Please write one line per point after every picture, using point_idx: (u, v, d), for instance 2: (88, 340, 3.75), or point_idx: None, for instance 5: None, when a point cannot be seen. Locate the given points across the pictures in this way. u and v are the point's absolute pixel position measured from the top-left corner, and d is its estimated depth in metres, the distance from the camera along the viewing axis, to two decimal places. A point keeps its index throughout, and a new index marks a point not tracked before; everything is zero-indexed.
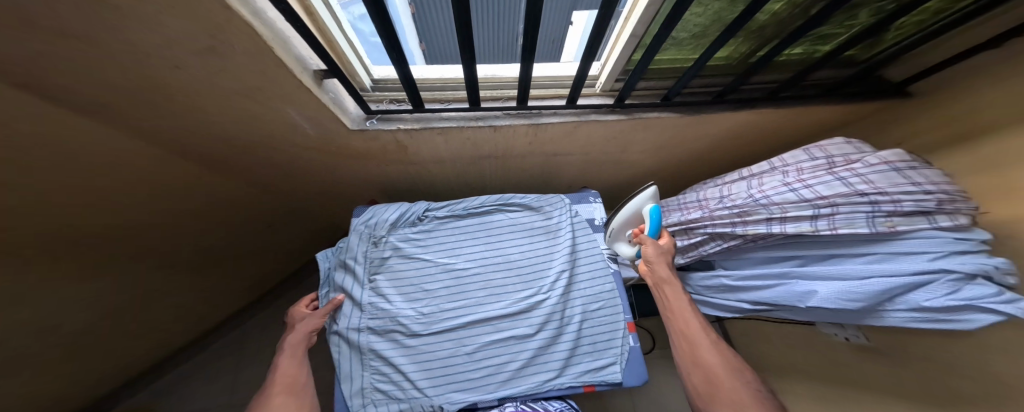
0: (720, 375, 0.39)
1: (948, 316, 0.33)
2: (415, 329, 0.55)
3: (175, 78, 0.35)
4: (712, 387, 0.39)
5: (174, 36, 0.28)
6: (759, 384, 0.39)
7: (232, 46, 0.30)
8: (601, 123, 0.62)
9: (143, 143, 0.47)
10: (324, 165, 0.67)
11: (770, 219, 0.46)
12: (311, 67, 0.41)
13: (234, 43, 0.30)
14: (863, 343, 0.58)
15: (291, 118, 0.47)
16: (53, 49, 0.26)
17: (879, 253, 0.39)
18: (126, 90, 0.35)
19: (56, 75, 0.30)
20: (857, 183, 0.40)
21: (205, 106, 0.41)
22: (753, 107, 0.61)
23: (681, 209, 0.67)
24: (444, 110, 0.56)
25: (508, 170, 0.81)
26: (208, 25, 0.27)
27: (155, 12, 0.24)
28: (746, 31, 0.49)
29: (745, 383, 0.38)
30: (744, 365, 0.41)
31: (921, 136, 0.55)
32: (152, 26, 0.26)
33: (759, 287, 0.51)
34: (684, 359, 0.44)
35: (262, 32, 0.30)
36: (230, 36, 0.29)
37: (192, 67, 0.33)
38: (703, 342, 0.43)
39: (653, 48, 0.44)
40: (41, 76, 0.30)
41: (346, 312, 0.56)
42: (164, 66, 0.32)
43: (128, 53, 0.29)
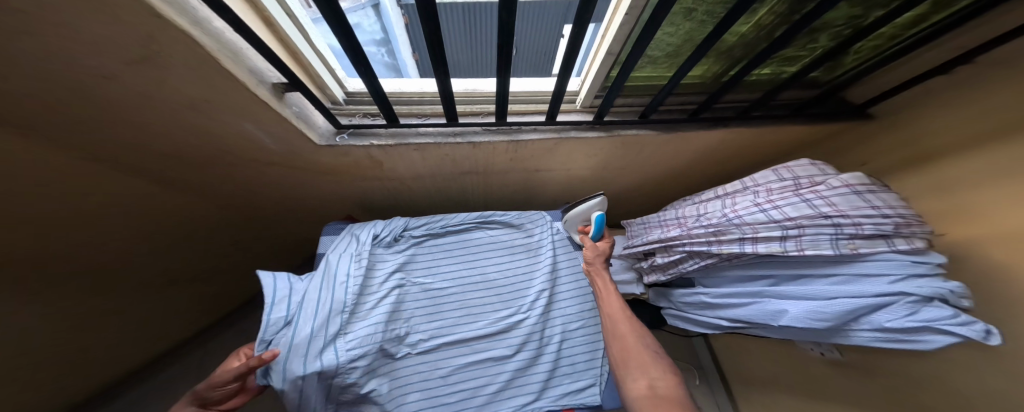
0: (631, 343, 0.45)
1: (908, 337, 0.34)
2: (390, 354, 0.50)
3: (111, 90, 0.32)
4: (625, 353, 0.44)
5: (103, 47, 0.26)
6: (656, 346, 0.45)
7: (172, 57, 0.28)
8: (581, 140, 0.62)
9: (82, 157, 0.43)
10: (293, 181, 0.63)
11: (742, 239, 0.47)
12: (269, 80, 0.39)
13: (172, 52, 0.27)
14: (836, 358, 0.58)
15: (252, 131, 0.44)
16: None
17: (843, 274, 0.40)
18: (51, 101, 0.31)
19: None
20: (821, 206, 0.41)
21: (151, 118, 0.38)
22: (725, 126, 0.62)
23: (661, 227, 0.67)
24: (420, 125, 0.55)
25: (490, 186, 0.80)
26: (138, 33, 0.24)
27: (75, 23, 0.22)
28: (716, 51, 0.50)
29: (649, 351, 0.44)
30: (649, 340, 0.47)
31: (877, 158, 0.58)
32: (74, 37, 0.24)
33: (735, 305, 0.52)
34: (608, 335, 0.48)
35: (205, 43, 0.28)
36: (168, 46, 0.26)
37: (130, 78, 0.30)
38: (620, 318, 0.49)
39: (627, 67, 0.45)
40: None
41: (311, 346, 0.44)
42: (97, 79, 0.30)
43: (52, 65, 0.27)
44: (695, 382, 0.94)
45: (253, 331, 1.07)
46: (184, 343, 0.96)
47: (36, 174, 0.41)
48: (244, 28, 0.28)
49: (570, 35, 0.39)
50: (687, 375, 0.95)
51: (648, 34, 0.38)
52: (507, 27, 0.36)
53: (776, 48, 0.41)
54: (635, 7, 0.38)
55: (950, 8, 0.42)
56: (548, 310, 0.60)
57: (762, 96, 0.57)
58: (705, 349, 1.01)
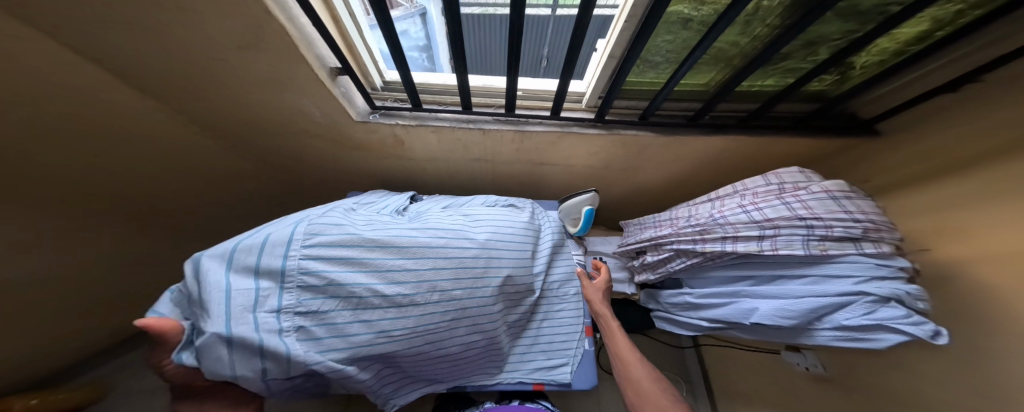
0: (649, 390, 0.44)
1: (864, 336, 0.35)
2: (366, 324, 0.43)
3: (219, 65, 0.42)
4: (644, 402, 0.44)
5: (224, 33, 0.35)
6: (672, 388, 0.45)
7: (267, 44, 0.38)
8: (582, 136, 0.67)
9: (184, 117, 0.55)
10: (329, 154, 0.74)
11: (724, 238, 0.48)
12: (328, 65, 0.48)
13: (268, 38, 0.37)
14: (821, 373, 0.60)
15: (306, 105, 0.53)
16: (128, 29, 0.33)
17: (813, 275, 0.41)
18: (177, 69, 0.42)
19: (125, 49, 0.37)
20: (798, 208, 0.41)
21: (237, 90, 0.48)
22: (723, 133, 0.63)
23: (656, 227, 0.69)
24: (439, 111, 0.63)
25: (498, 175, 0.87)
26: (250, 23, 0.34)
27: (216, 12, 0.32)
28: (715, 59, 0.53)
29: (667, 395, 0.44)
30: (664, 380, 0.47)
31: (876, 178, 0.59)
32: (211, 23, 0.33)
33: (715, 305, 0.53)
34: (622, 379, 0.48)
35: (292, 34, 0.37)
36: (268, 33, 0.36)
37: (235, 58, 0.40)
38: (632, 360, 0.49)
39: (624, 70, 0.51)
40: (113, 49, 0.37)
41: (247, 300, 0.36)
42: (214, 57, 0.40)
43: (188, 42, 0.37)
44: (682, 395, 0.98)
45: None
46: None
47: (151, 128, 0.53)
48: (319, 21, 0.37)
49: (572, 39, 0.44)
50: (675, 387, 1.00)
51: (646, 32, 0.43)
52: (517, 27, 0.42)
53: (762, 60, 0.44)
54: (634, 15, 0.43)
55: (956, 24, 0.41)
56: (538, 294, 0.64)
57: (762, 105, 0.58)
58: (694, 361, 1.04)
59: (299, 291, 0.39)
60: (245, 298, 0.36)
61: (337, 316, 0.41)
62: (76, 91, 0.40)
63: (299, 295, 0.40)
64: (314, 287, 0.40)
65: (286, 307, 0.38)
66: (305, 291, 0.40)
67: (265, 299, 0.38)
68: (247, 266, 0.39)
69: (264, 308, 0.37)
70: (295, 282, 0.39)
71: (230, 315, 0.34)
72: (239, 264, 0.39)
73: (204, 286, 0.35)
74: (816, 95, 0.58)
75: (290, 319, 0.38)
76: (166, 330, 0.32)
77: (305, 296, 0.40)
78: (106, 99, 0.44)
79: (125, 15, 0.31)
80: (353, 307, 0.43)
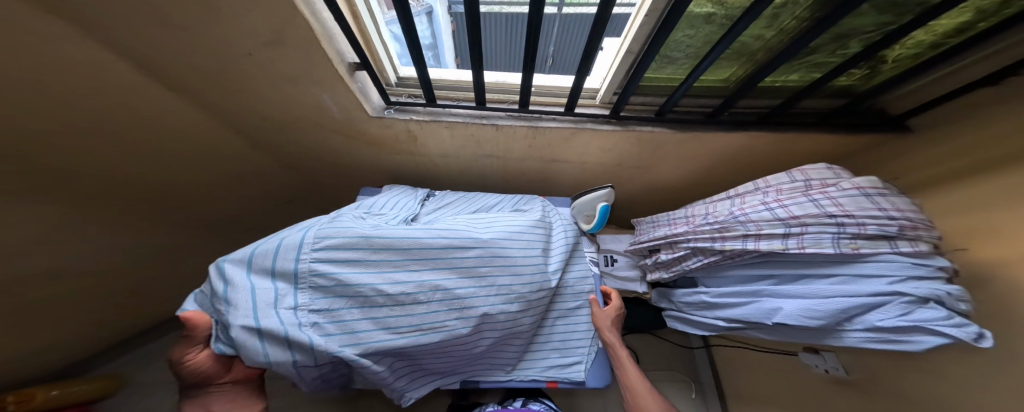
0: None
1: (899, 337, 0.34)
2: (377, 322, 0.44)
3: (243, 63, 0.42)
4: None
5: (251, 30, 0.36)
6: None
7: (291, 39, 0.38)
8: (596, 132, 0.66)
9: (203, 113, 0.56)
10: (344, 151, 0.74)
11: (745, 236, 0.47)
12: (347, 60, 0.48)
13: (291, 33, 0.37)
14: (841, 376, 0.59)
15: (324, 101, 0.53)
16: (158, 27, 0.34)
17: (843, 275, 0.39)
18: (204, 67, 0.43)
19: (156, 47, 0.38)
20: (827, 205, 0.40)
21: (258, 87, 0.49)
22: (744, 129, 0.61)
23: (670, 225, 0.67)
24: (453, 106, 0.62)
25: (508, 172, 0.86)
26: (277, 18, 0.34)
27: (244, 8, 0.32)
28: (737, 54, 0.51)
29: None
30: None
31: (902, 177, 0.57)
32: (238, 20, 0.34)
33: (734, 304, 0.52)
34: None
35: (315, 28, 0.37)
36: (291, 28, 0.36)
37: (259, 54, 0.41)
38: (644, 396, 0.47)
39: (643, 65, 0.49)
40: (143, 46, 0.37)
41: (268, 298, 0.39)
42: (239, 54, 0.40)
43: (214, 40, 0.37)
44: (691, 395, 0.98)
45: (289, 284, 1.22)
46: None
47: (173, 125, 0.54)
48: (341, 16, 0.37)
49: (591, 34, 0.43)
50: (684, 387, 1.00)
51: (666, 28, 0.41)
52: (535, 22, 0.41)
53: (789, 55, 0.42)
54: (654, 9, 0.41)
55: (999, 16, 0.38)
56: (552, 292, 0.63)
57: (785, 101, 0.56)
58: (705, 362, 1.03)
59: (311, 290, 0.42)
60: (267, 295, 0.39)
61: (348, 314, 0.43)
62: (106, 89, 0.41)
63: (312, 294, 0.42)
64: (326, 287, 0.42)
65: (302, 303, 0.41)
66: (317, 289, 0.42)
67: (283, 297, 0.40)
68: (264, 269, 0.42)
69: (282, 305, 0.40)
70: (306, 281, 0.42)
71: (255, 310, 0.38)
72: (258, 267, 0.42)
73: (231, 286, 0.39)
74: (841, 90, 0.56)
75: (304, 315, 0.40)
76: (198, 324, 0.37)
77: (318, 294, 0.42)
78: (133, 96, 0.44)
79: (157, 13, 0.32)
80: (362, 304, 0.44)
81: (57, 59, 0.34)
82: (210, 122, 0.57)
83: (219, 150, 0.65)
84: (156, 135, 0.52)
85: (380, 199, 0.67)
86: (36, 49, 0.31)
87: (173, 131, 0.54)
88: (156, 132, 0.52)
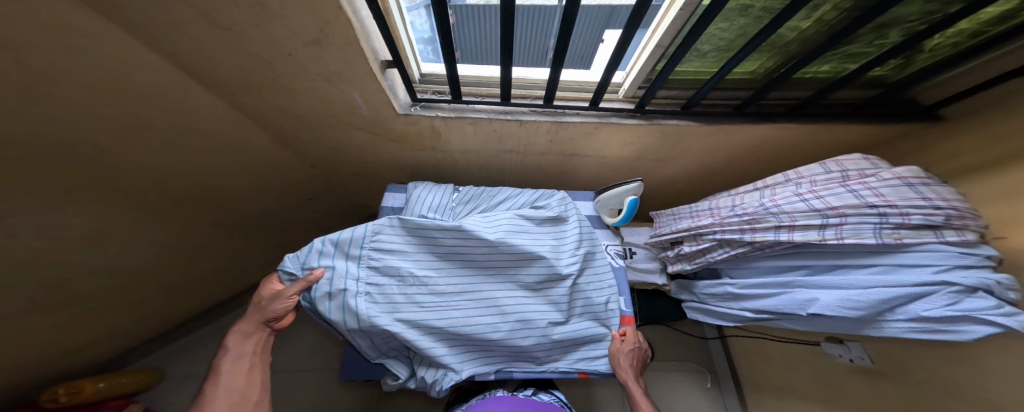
0: None
1: (945, 327, 0.34)
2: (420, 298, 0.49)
3: (282, 62, 0.43)
4: None
5: (296, 30, 0.36)
6: None
7: (332, 38, 0.38)
8: (620, 127, 0.65)
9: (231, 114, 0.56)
10: (365, 148, 0.74)
11: (778, 228, 0.46)
12: (380, 58, 0.48)
13: (333, 33, 0.37)
14: (867, 365, 0.60)
15: (354, 98, 0.53)
16: (207, 28, 0.34)
17: (883, 265, 0.39)
18: (244, 68, 0.43)
19: (201, 50, 0.38)
20: (868, 196, 0.39)
21: (292, 87, 0.49)
22: (772, 121, 0.60)
23: (692, 217, 0.66)
24: (478, 102, 0.62)
25: (527, 166, 0.86)
26: (323, 17, 0.34)
27: (293, 8, 0.32)
28: (769, 46, 0.49)
29: None
30: None
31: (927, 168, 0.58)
32: (285, 19, 0.34)
33: (762, 295, 0.53)
34: None
35: (355, 27, 0.37)
36: (334, 28, 0.36)
37: (300, 54, 0.41)
38: None
39: (675, 59, 0.48)
40: (189, 48, 0.38)
41: (340, 268, 0.48)
42: (280, 54, 0.40)
43: (259, 40, 0.37)
44: (707, 385, 1.03)
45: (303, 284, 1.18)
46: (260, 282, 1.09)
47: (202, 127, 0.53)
48: (381, 14, 0.37)
49: (625, 29, 0.42)
50: (700, 377, 1.04)
51: (702, 25, 0.40)
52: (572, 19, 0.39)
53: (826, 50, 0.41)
54: (691, 3, 0.40)
55: None
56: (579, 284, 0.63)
57: (816, 93, 0.54)
58: (720, 353, 1.05)
59: (370, 268, 0.50)
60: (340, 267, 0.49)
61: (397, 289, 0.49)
62: (144, 92, 0.41)
63: (370, 271, 0.50)
64: (381, 266, 0.50)
65: (363, 275, 0.49)
66: (374, 265, 0.50)
67: (348, 269, 0.49)
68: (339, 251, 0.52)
69: (348, 275, 0.48)
70: (366, 257, 0.51)
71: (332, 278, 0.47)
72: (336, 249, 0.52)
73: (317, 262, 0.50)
74: (872, 80, 0.55)
75: (364, 283, 0.48)
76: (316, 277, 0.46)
77: (375, 269, 0.50)
78: (172, 98, 0.44)
79: (207, 14, 0.32)
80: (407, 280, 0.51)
81: (104, 62, 0.34)
82: (239, 123, 0.57)
83: (244, 150, 0.65)
84: (189, 138, 0.52)
85: (413, 198, 0.69)
86: (85, 52, 0.31)
87: (203, 132, 0.54)
88: (187, 135, 0.52)
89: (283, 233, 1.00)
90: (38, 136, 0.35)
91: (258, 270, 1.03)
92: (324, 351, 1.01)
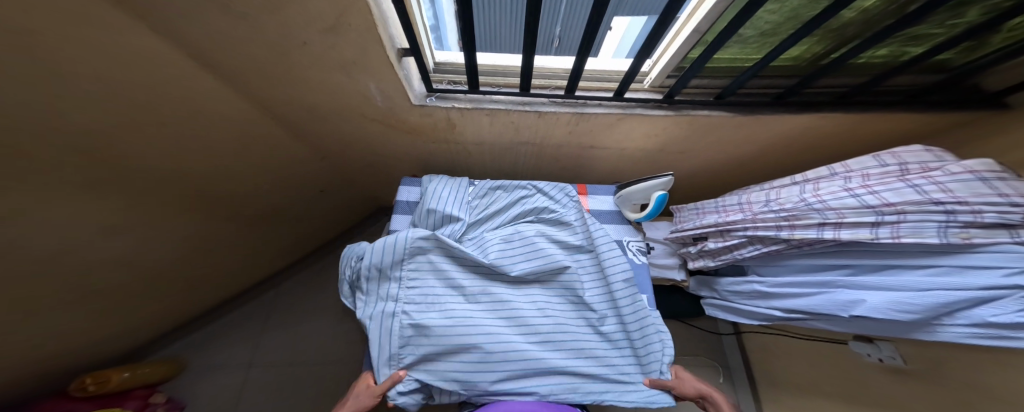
0: None
1: (1013, 333, 0.32)
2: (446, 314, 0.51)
3: (297, 51, 0.40)
4: None
5: (312, 17, 0.33)
6: None
7: (350, 26, 0.35)
8: (646, 118, 0.61)
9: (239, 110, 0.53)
10: (377, 139, 0.71)
11: (822, 225, 0.43)
12: (397, 46, 0.45)
13: (353, 20, 0.34)
14: (899, 364, 0.58)
15: (370, 90, 0.50)
16: (217, 16, 0.31)
17: (944, 266, 0.36)
18: (256, 58, 0.40)
19: (211, 38, 0.35)
20: (933, 192, 0.35)
21: (307, 78, 0.47)
22: (815, 110, 0.56)
23: (718, 212, 0.62)
24: (496, 93, 0.58)
25: (542, 159, 0.83)
26: (341, 4, 0.31)
27: None
28: (822, 30, 0.43)
29: None
30: None
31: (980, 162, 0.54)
32: (301, 6, 0.31)
33: (796, 295, 0.51)
34: None
35: (374, 12, 0.33)
36: (354, 14, 0.33)
37: (316, 44, 0.38)
38: None
39: (714, 46, 0.43)
40: (198, 36, 0.35)
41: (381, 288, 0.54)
42: (295, 43, 0.38)
43: (276, 29, 0.35)
44: (719, 380, 1.02)
45: (311, 281, 1.14)
46: (271, 276, 1.09)
47: (209, 124, 0.50)
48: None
49: (657, 19, 0.38)
50: (711, 373, 1.03)
51: (751, 10, 0.35)
52: (603, 10, 0.35)
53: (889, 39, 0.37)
54: None
55: None
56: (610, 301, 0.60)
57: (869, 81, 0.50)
58: (734, 348, 1.05)
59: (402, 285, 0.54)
60: (383, 289, 0.54)
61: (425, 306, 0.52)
62: (145, 86, 0.38)
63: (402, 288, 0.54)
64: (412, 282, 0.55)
65: (403, 296, 0.53)
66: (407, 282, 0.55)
67: (390, 290, 0.54)
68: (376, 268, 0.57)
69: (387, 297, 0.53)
70: (404, 278, 0.55)
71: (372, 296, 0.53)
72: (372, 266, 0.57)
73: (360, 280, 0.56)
74: (934, 65, 0.50)
75: (404, 304, 0.52)
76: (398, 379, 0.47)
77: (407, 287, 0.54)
78: (177, 93, 0.42)
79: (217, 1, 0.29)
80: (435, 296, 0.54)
81: (102, 56, 0.31)
82: (246, 117, 0.55)
83: (253, 145, 0.62)
84: (194, 133, 0.50)
85: (429, 192, 0.66)
86: (83, 43, 0.28)
87: (209, 128, 0.51)
88: (192, 130, 0.49)
89: (294, 228, 1.00)
90: (30, 132, 0.32)
91: (269, 266, 1.03)
92: (340, 344, 1.03)
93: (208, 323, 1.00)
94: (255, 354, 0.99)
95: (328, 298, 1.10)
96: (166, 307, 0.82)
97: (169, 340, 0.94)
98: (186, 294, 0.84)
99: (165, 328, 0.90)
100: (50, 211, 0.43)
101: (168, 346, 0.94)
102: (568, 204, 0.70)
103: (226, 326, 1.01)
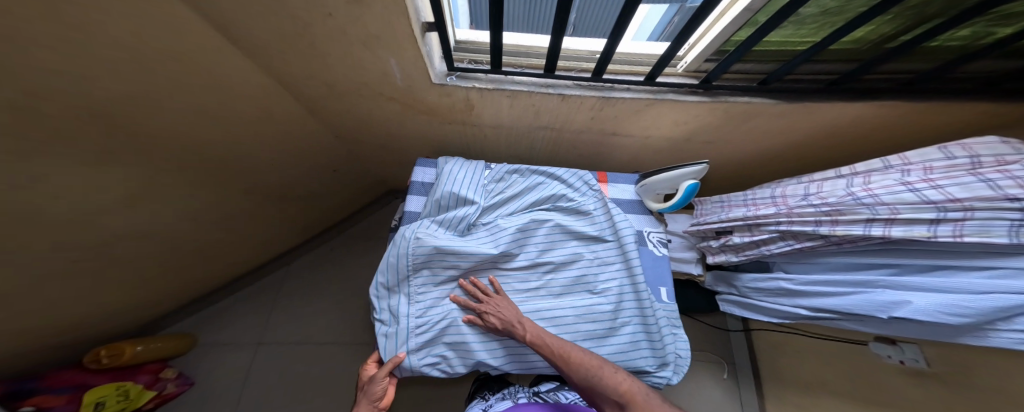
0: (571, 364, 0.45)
1: None
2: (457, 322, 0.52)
3: (318, 23, 0.36)
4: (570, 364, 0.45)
5: None
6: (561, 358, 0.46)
7: None
8: (678, 104, 0.58)
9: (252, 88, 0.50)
10: (391, 118, 0.67)
11: (870, 220, 0.41)
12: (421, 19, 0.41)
13: None
14: (920, 367, 0.57)
15: (389, 66, 0.47)
16: None
17: (1008, 268, 0.33)
18: (272, 30, 0.37)
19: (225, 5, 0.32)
20: (1009, 187, 0.31)
21: (325, 51, 0.43)
22: (866, 101, 0.52)
23: (747, 206, 0.59)
24: (518, 73, 0.54)
25: (560, 145, 0.80)
26: None
27: None
28: (899, 7, 0.38)
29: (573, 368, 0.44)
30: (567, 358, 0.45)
31: None
32: None
33: (828, 294, 0.49)
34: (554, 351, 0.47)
35: None
36: None
37: (340, 14, 0.35)
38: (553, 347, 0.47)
39: (768, 27, 0.39)
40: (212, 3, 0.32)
41: (393, 305, 0.54)
42: (319, 14, 0.35)
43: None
44: (722, 376, 1.03)
45: (317, 264, 1.12)
46: (280, 256, 1.08)
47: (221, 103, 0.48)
48: None
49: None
50: (717, 368, 1.04)
51: None
52: None
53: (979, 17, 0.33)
54: None
55: None
56: (627, 296, 0.58)
57: (940, 67, 0.45)
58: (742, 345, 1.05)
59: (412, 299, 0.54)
60: (395, 306, 0.54)
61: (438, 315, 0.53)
62: (156, 63, 0.35)
63: (412, 302, 0.54)
64: (422, 294, 0.55)
65: (413, 310, 0.53)
66: (417, 296, 0.55)
67: (401, 307, 0.54)
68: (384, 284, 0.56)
69: (399, 313, 0.53)
70: (413, 293, 0.54)
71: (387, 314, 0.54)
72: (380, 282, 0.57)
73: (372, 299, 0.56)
74: (1016, 49, 0.45)
75: (415, 318, 0.53)
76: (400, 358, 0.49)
77: (417, 300, 0.54)
78: (188, 71, 0.39)
79: None
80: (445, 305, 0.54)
81: (117, 29, 0.29)
82: (259, 93, 0.52)
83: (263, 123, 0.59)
84: (205, 112, 0.47)
85: (439, 179, 0.63)
86: (94, 13, 0.26)
87: (221, 107, 0.49)
88: (204, 109, 0.47)
89: (303, 209, 0.98)
90: (42, 108, 0.31)
91: (277, 246, 1.02)
92: (349, 327, 1.03)
93: (215, 303, 1.00)
94: (263, 335, 1.00)
95: (336, 282, 1.10)
96: (173, 286, 0.82)
97: (175, 319, 0.94)
98: (194, 274, 0.83)
99: (171, 307, 0.90)
100: (61, 192, 0.41)
101: (176, 324, 0.94)
102: (587, 193, 0.67)
103: (234, 305, 1.01)
